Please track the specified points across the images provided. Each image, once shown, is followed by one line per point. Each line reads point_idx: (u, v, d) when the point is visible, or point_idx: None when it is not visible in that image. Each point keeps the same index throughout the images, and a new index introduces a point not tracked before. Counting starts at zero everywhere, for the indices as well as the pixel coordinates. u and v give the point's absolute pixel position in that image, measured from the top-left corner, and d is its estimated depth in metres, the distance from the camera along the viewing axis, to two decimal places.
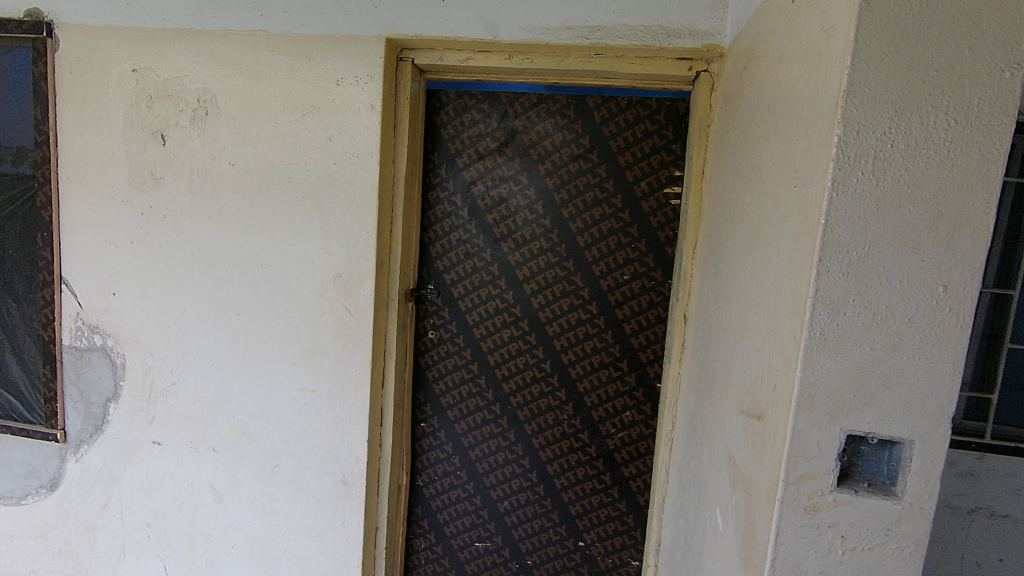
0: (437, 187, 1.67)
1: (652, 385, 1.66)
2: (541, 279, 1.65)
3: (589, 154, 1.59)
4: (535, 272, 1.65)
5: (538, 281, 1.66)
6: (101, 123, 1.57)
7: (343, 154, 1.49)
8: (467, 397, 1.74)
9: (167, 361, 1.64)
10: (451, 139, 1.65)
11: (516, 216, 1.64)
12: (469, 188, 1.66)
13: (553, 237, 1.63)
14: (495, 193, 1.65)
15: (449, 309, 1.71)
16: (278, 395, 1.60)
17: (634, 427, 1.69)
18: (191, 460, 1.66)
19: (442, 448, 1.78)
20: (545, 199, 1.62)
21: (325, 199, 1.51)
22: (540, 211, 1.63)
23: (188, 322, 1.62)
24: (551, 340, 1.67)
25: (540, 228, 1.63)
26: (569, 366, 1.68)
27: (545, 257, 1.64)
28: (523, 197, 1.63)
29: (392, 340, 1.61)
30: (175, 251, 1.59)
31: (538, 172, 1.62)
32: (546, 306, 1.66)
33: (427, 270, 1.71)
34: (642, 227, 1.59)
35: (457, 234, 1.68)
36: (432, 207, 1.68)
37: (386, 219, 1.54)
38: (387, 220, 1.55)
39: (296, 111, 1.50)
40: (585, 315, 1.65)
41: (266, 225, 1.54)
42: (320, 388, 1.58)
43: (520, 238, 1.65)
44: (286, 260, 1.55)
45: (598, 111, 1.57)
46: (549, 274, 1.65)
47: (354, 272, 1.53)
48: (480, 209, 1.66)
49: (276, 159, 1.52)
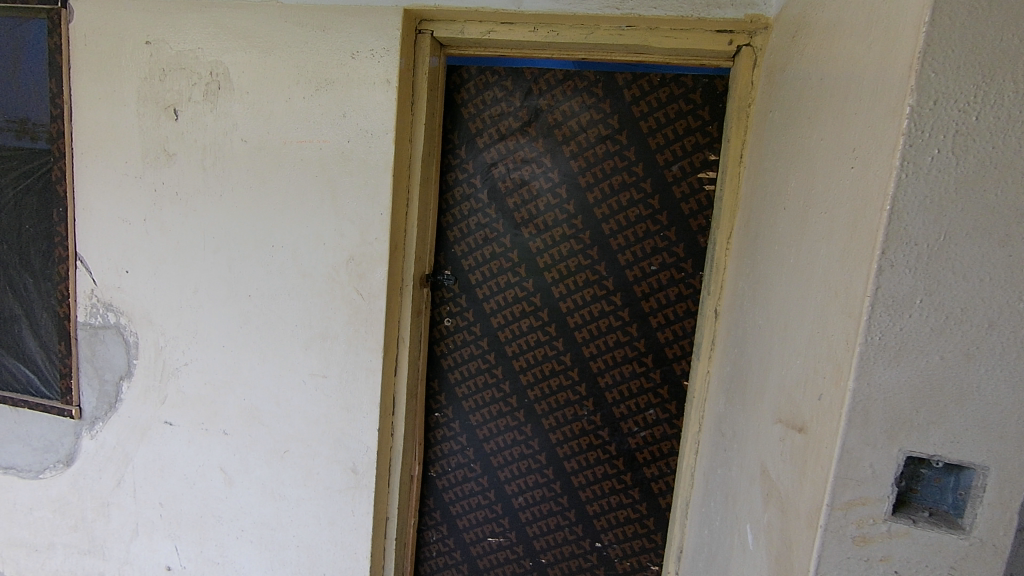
0: (456, 168, 1.60)
1: (678, 383, 1.57)
2: (563, 267, 1.57)
3: (617, 135, 1.49)
4: (557, 260, 1.57)
5: (560, 269, 1.57)
6: (115, 97, 1.54)
7: (358, 131, 1.42)
8: (483, 388, 1.68)
9: (179, 341, 1.61)
10: (471, 117, 1.57)
11: (538, 200, 1.56)
12: (489, 170, 1.58)
13: (576, 224, 1.54)
14: (516, 175, 1.57)
15: (466, 296, 1.64)
16: (289, 379, 1.56)
17: (657, 426, 1.60)
18: (201, 442, 1.64)
19: (456, 439, 1.72)
20: (568, 182, 1.53)
21: (338, 178, 1.45)
22: (564, 196, 1.54)
23: (200, 302, 1.58)
24: (572, 332, 1.59)
25: (562, 214, 1.55)
26: (590, 360, 1.59)
27: (568, 244, 1.55)
28: (546, 181, 1.55)
29: (407, 326, 1.55)
30: (188, 230, 1.56)
31: (562, 154, 1.53)
32: (567, 296, 1.58)
33: (444, 254, 1.64)
34: (672, 214, 1.49)
35: (475, 218, 1.61)
36: (451, 190, 1.61)
37: (401, 201, 1.48)
38: (401, 201, 1.48)
39: (310, 86, 1.43)
40: (608, 306, 1.56)
41: (279, 204, 1.49)
42: (330, 374, 1.53)
43: (541, 224, 1.57)
44: (299, 241, 1.50)
45: (628, 88, 1.47)
46: (572, 262, 1.56)
47: (367, 255, 1.47)
48: (501, 192, 1.58)
49: (289, 135, 1.46)
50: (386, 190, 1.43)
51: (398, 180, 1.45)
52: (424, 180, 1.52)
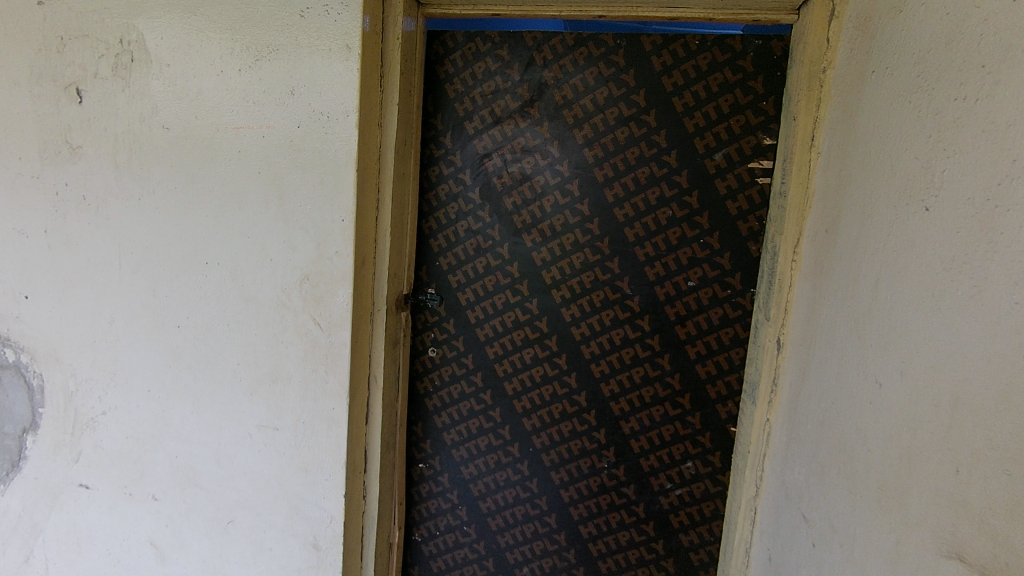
0: (440, 161, 1.28)
1: (723, 430, 1.22)
2: (575, 284, 1.25)
3: (643, 116, 1.16)
4: (567, 275, 1.25)
5: (571, 286, 1.25)
6: (2, 75, 1.20)
7: (310, 113, 1.09)
8: (477, 433, 1.36)
9: (94, 385, 1.28)
10: (458, 97, 1.25)
11: (543, 200, 1.24)
12: (481, 163, 1.26)
13: (591, 229, 1.22)
14: (514, 169, 1.24)
15: (454, 320, 1.33)
16: (233, 432, 1.24)
17: (696, 483, 1.25)
18: (126, 509, 1.32)
19: (446, 495, 1.41)
20: (581, 177, 1.21)
21: (287, 175, 1.12)
22: (574, 194, 1.22)
23: (118, 335, 1.25)
24: (587, 365, 1.26)
25: (574, 217, 1.22)
26: (610, 400, 1.26)
27: (581, 254, 1.23)
28: (553, 176, 1.22)
29: (380, 360, 1.24)
30: (99, 245, 1.22)
31: (572, 140, 1.21)
32: (580, 320, 1.25)
33: (427, 269, 1.33)
34: (716, 214, 1.15)
35: (465, 223, 1.29)
36: (433, 189, 1.30)
37: (369, 204, 1.16)
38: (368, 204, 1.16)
39: (248, 55, 1.10)
40: (633, 333, 1.23)
41: (212, 210, 1.17)
42: (283, 426, 1.21)
43: (547, 230, 1.24)
44: (239, 258, 1.17)
45: (657, 56, 1.15)
46: (587, 277, 1.24)
47: (325, 275, 1.14)
48: (496, 190, 1.26)
49: (222, 121, 1.13)
50: (350, 190, 1.10)
51: (364, 178, 1.13)
52: (398, 177, 1.20)
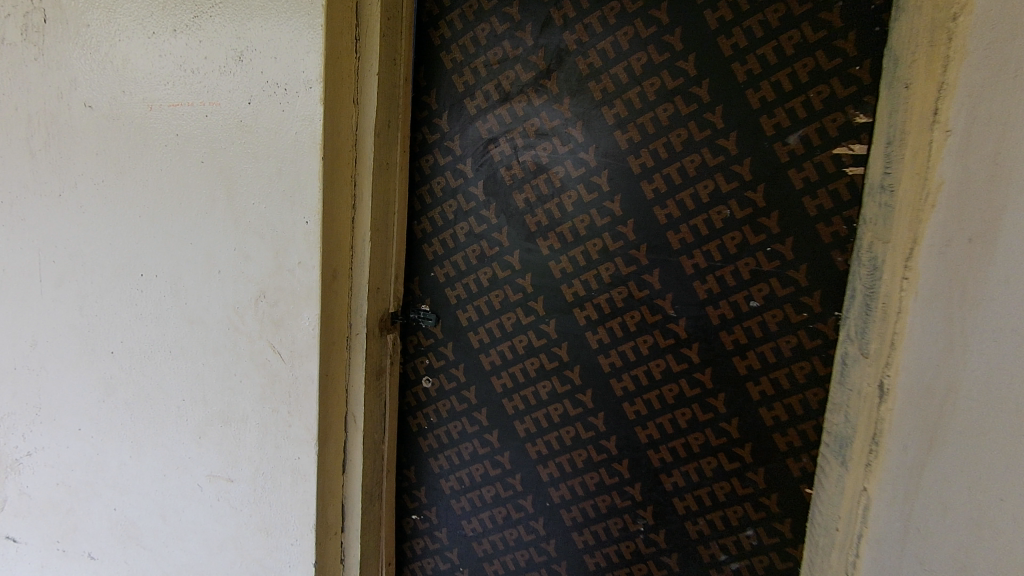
0: (436, 148, 1.05)
1: (795, 491, 0.95)
2: (603, 302, 0.99)
3: (693, 88, 0.90)
4: (593, 290, 0.99)
5: (598, 305, 1.00)
6: None
7: (263, 84, 0.85)
8: (481, 483, 1.11)
9: (16, 420, 1.06)
10: (457, 68, 1.01)
11: (563, 196, 0.99)
12: (485, 152, 1.02)
13: (624, 233, 0.96)
14: (526, 159, 1.00)
15: (453, 343, 1.09)
16: (178, 483, 1.01)
17: (759, 556, 0.99)
18: (59, 568, 1.10)
19: (445, 554, 1.17)
20: (611, 168, 0.95)
21: (236, 166, 0.88)
22: (603, 189, 0.96)
23: (42, 362, 1.03)
24: (618, 404, 1.01)
25: (602, 218, 0.97)
26: (647, 448, 1.01)
27: (611, 265, 0.98)
28: (575, 167, 0.97)
29: (359, 396, 1.00)
30: (16, 252, 1.00)
31: (601, 121, 0.95)
32: (609, 348, 1.00)
33: (421, 280, 1.09)
34: (788, 216, 0.89)
35: (466, 226, 1.05)
36: (426, 184, 1.06)
37: (342, 201, 0.91)
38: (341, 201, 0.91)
39: (184, 11, 0.86)
40: (677, 365, 0.97)
41: (148, 209, 0.93)
42: (238, 477, 0.98)
43: (568, 235, 0.99)
44: (181, 270, 0.94)
45: (711, 9, 0.88)
46: (618, 294, 0.98)
47: (286, 292, 0.90)
48: (504, 185, 1.02)
49: (155, 97, 0.89)
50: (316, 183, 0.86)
51: (335, 168, 0.89)
52: (381, 168, 0.95)
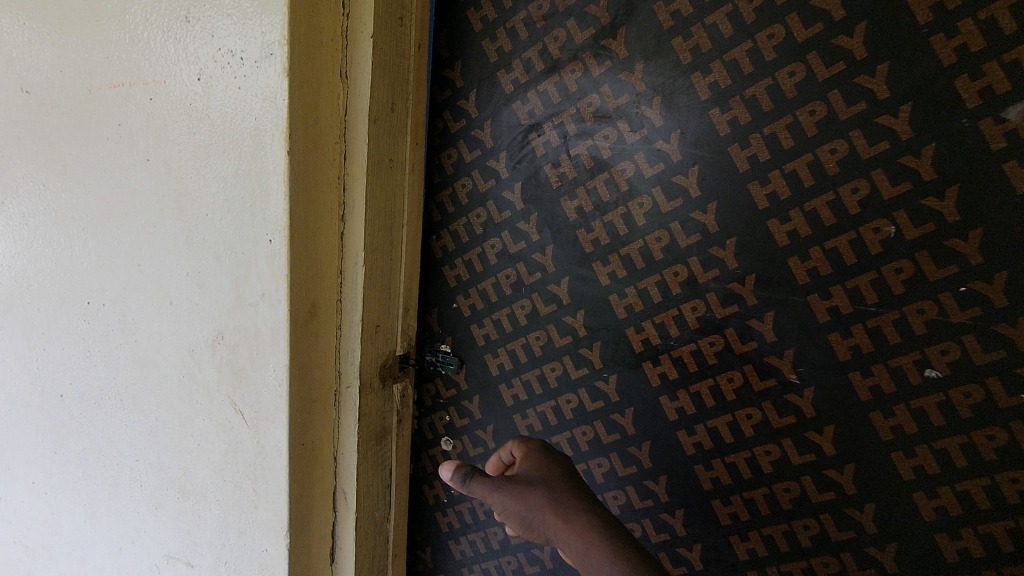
0: (461, 140, 0.79)
1: None
2: (687, 358, 0.70)
3: (838, 39, 0.58)
4: (673, 340, 0.70)
5: (679, 360, 0.70)
6: None
7: (216, 53, 0.62)
8: None
9: None
10: (490, 30, 0.74)
11: (630, 207, 0.70)
12: (524, 143, 0.75)
13: (719, 258, 0.66)
14: (580, 153, 0.72)
15: (483, 399, 0.85)
16: (135, 559, 0.82)
17: None
18: None
19: None
20: (700, 164, 0.66)
21: (187, 165, 0.66)
22: (691, 195, 0.67)
23: None
24: (705, 499, 0.73)
25: (686, 237, 0.68)
26: (745, 568, 0.73)
27: (701, 305, 0.68)
28: (649, 163, 0.68)
29: (352, 466, 0.76)
30: None
31: (689, 96, 0.66)
32: (694, 421, 0.71)
33: (442, 312, 0.86)
34: (1001, 237, 0.54)
35: (499, 243, 0.79)
36: (448, 187, 0.82)
37: (323, 214, 0.68)
38: (321, 215, 0.68)
39: None
40: (796, 459, 0.66)
41: (89, 222, 0.73)
42: (200, 562, 0.77)
43: (637, 259, 0.71)
44: (130, 300, 0.74)
45: None
46: (710, 346, 0.68)
47: (248, 336, 0.67)
48: (549, 188, 0.74)
49: (92, 77, 0.69)
50: (284, 191, 0.61)
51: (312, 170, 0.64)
52: (381, 169, 0.70)
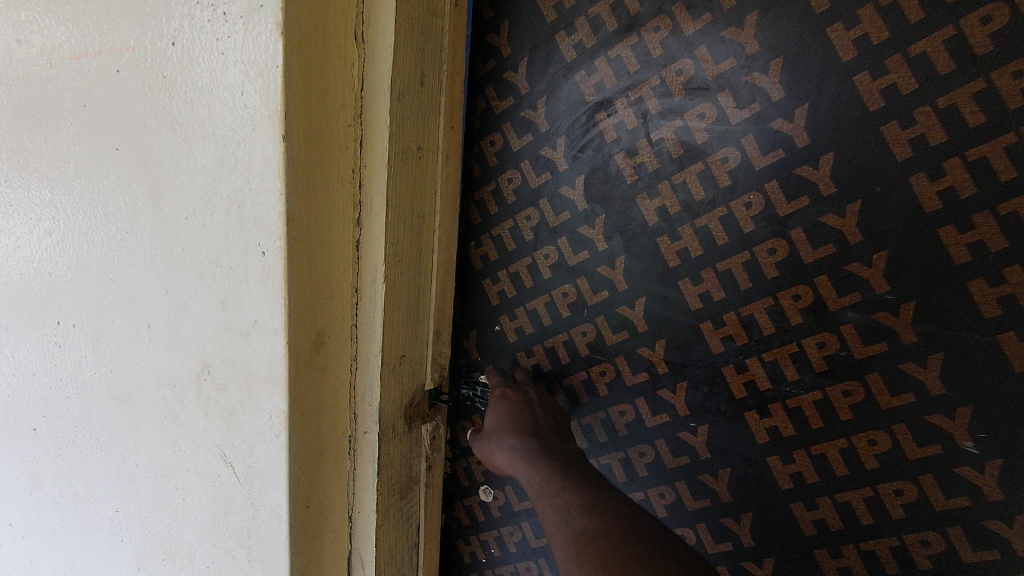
0: (508, 123, 0.64)
1: None
2: (808, 411, 0.54)
3: None
4: (788, 386, 0.55)
5: (796, 410, 0.55)
6: None
7: (192, 7, 0.47)
8: None
9: None
10: None
11: (731, 210, 0.54)
12: (589, 127, 0.59)
13: (863, 280, 0.50)
14: (664, 138, 0.55)
15: None
16: None
17: None
18: None
19: None
20: (840, 149, 0.48)
21: (162, 157, 0.52)
22: (820, 192, 0.50)
23: None
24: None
25: (813, 250, 0.51)
26: None
27: (829, 343, 0.52)
28: (761, 149, 0.51)
29: (369, 529, 0.62)
30: None
31: (824, 55, 0.47)
32: (814, 492, 0.56)
33: (485, 332, 0.73)
34: None
35: (555, 254, 0.65)
36: (491, 182, 0.67)
37: (332, 218, 0.53)
38: (330, 218, 0.52)
39: None
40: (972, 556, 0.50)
41: (53, 228, 0.60)
42: None
43: (740, 277, 0.55)
44: (101, 323, 0.60)
45: None
46: (840, 397, 0.53)
47: (238, 372, 0.52)
48: (622, 184, 0.59)
49: (47, 45, 0.55)
50: (281, 187, 0.46)
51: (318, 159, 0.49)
52: (408, 158, 0.54)
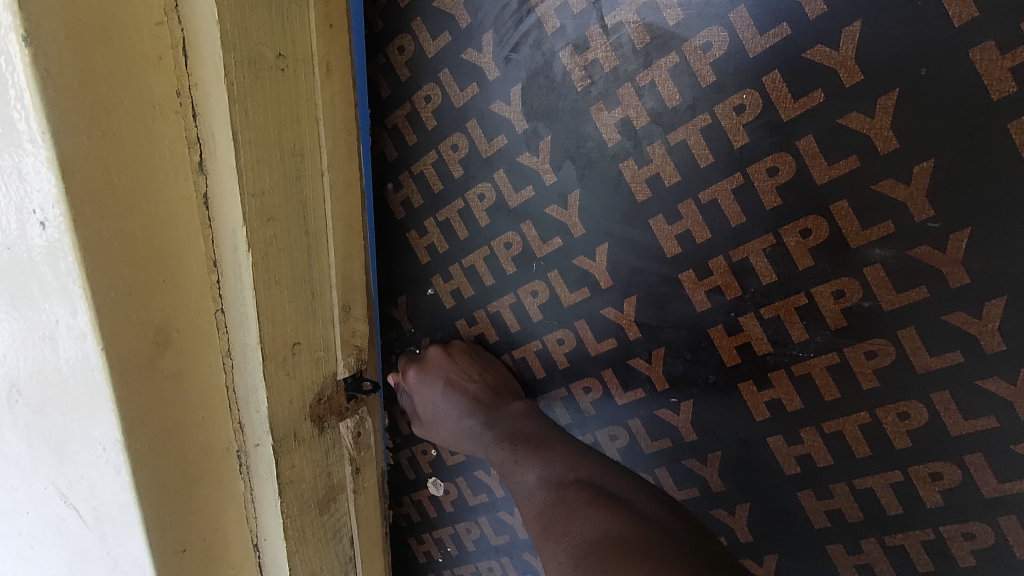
0: (416, 17, 0.48)
1: None
2: (819, 375, 0.46)
3: None
4: (794, 348, 0.46)
5: (805, 375, 0.46)
6: None
7: None
8: None
9: None
10: None
11: (724, 122, 0.41)
12: (522, 14, 0.44)
13: (895, 203, 0.39)
14: (623, 21, 0.41)
15: None
16: None
17: None
18: None
19: None
20: (866, 16, 0.36)
21: None
22: (843, 83, 0.38)
23: None
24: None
25: (829, 166, 0.40)
26: None
27: (849, 295, 0.43)
28: (759, 25, 0.38)
29: (281, 551, 0.51)
30: None
31: None
32: (826, 478, 0.49)
33: (414, 296, 0.59)
34: None
35: (492, 194, 0.51)
36: (403, 102, 0.52)
37: (152, 174, 0.38)
38: (152, 175, 0.38)
39: None
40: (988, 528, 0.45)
41: None
42: None
43: (729, 208, 0.44)
44: None
45: None
46: (852, 357, 0.44)
47: (54, 394, 0.39)
48: (570, 94, 0.45)
49: None
50: (42, 127, 0.32)
51: (110, 89, 0.35)
52: (264, 77, 0.41)
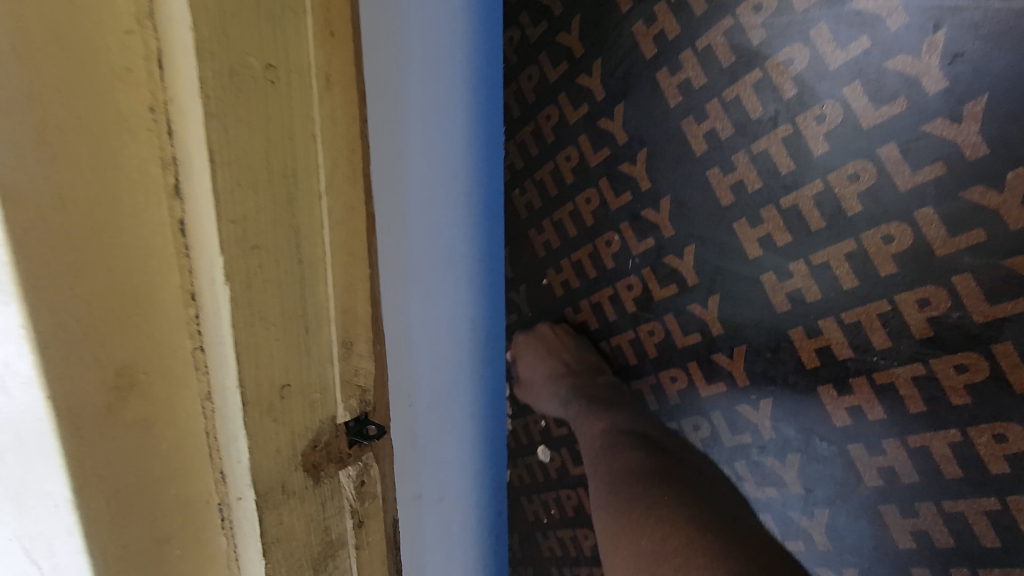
0: (545, 52, 0.71)
1: None
2: (879, 369, 0.59)
3: None
4: (863, 351, 0.59)
5: (871, 369, 0.59)
6: None
7: None
8: None
9: None
10: None
11: (806, 126, 0.56)
12: (628, 44, 0.64)
13: (969, 215, 0.51)
14: (712, 44, 0.59)
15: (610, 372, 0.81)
16: None
17: None
18: None
19: None
20: (948, 25, 0.48)
21: None
22: (919, 93, 0.50)
23: None
24: (904, 560, 0.63)
25: (912, 173, 0.52)
26: None
27: (905, 301, 0.56)
28: (835, 44, 0.53)
29: None
30: None
31: None
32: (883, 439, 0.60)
33: (536, 272, 0.83)
34: None
35: (616, 241, 0.73)
36: (531, 119, 0.76)
37: (116, 198, 0.35)
38: (115, 198, 0.35)
39: None
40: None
41: None
42: None
43: (806, 209, 0.59)
44: None
45: None
46: (900, 351, 0.57)
47: None
48: (666, 105, 0.64)
49: None
50: None
51: (68, 104, 0.31)
52: (248, 90, 0.37)
